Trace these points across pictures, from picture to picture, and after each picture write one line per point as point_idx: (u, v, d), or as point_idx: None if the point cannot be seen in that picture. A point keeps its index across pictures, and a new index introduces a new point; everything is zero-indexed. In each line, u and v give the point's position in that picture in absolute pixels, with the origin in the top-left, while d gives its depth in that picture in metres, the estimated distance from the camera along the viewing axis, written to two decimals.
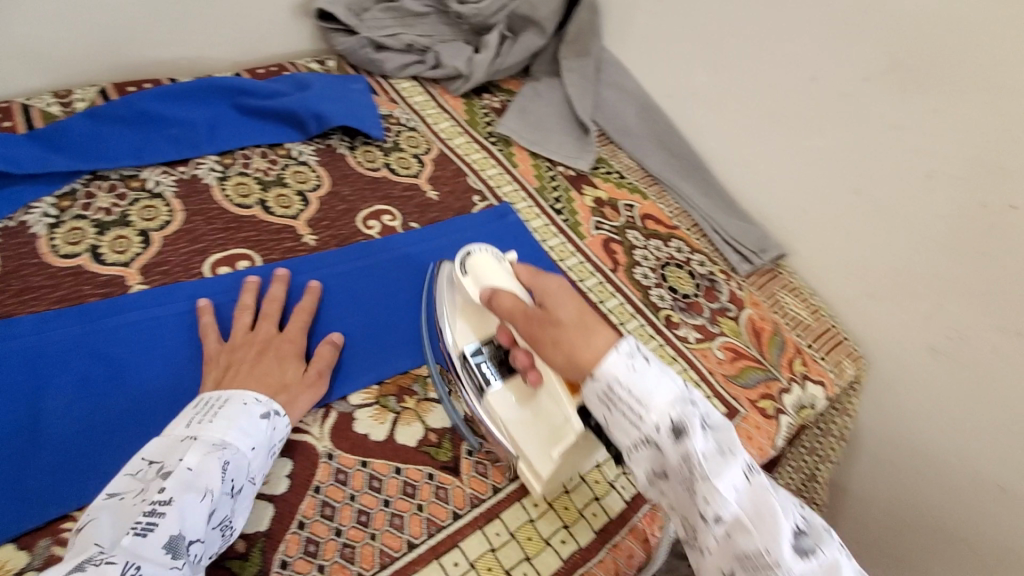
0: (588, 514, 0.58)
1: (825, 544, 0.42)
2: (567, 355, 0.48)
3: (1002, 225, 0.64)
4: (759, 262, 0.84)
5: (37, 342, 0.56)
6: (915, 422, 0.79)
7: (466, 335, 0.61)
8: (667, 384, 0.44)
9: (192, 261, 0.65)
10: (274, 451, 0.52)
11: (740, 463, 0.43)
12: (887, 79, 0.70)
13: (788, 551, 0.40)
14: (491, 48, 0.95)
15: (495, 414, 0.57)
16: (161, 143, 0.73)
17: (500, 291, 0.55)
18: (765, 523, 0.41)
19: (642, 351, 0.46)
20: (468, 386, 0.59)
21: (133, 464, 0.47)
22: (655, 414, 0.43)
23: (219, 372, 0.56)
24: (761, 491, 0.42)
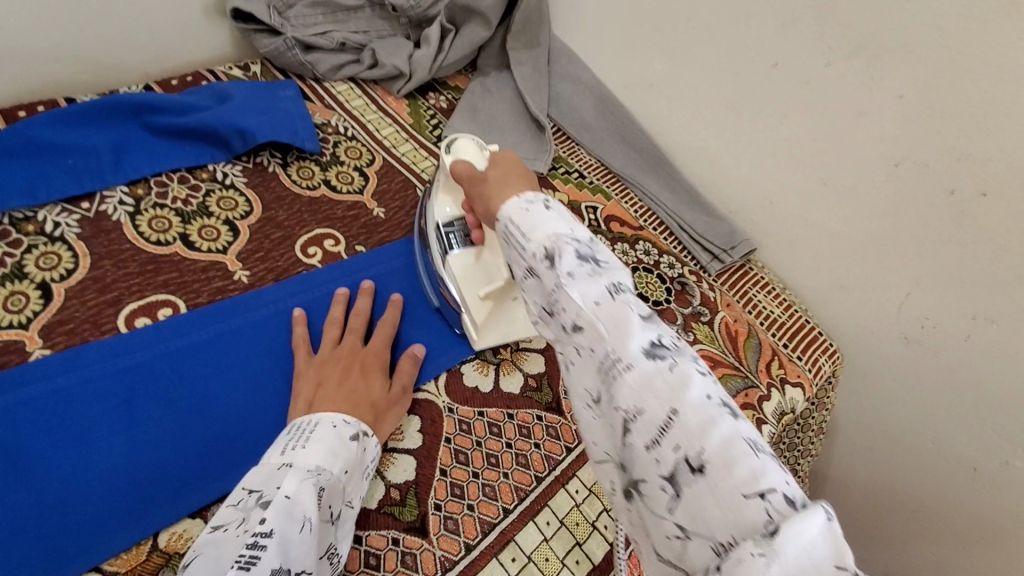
0: (570, 562, 0.53)
1: (688, 360, 0.36)
2: (485, 201, 0.50)
3: (974, 213, 0.62)
4: (729, 260, 0.81)
5: (21, 400, 0.50)
6: (893, 411, 0.77)
7: (445, 205, 0.63)
8: (553, 217, 0.42)
9: (103, 316, 0.56)
10: (366, 472, 0.50)
11: (608, 282, 0.39)
12: (852, 65, 0.66)
13: (636, 351, 0.36)
14: (432, 44, 0.87)
15: (448, 272, 0.60)
16: (59, 176, 0.63)
17: (461, 161, 0.57)
18: (617, 328, 0.37)
19: (538, 200, 0.44)
20: (433, 247, 0.62)
21: (236, 495, 0.44)
22: (532, 241, 0.41)
23: (309, 392, 0.53)
24: (625, 305, 0.38)
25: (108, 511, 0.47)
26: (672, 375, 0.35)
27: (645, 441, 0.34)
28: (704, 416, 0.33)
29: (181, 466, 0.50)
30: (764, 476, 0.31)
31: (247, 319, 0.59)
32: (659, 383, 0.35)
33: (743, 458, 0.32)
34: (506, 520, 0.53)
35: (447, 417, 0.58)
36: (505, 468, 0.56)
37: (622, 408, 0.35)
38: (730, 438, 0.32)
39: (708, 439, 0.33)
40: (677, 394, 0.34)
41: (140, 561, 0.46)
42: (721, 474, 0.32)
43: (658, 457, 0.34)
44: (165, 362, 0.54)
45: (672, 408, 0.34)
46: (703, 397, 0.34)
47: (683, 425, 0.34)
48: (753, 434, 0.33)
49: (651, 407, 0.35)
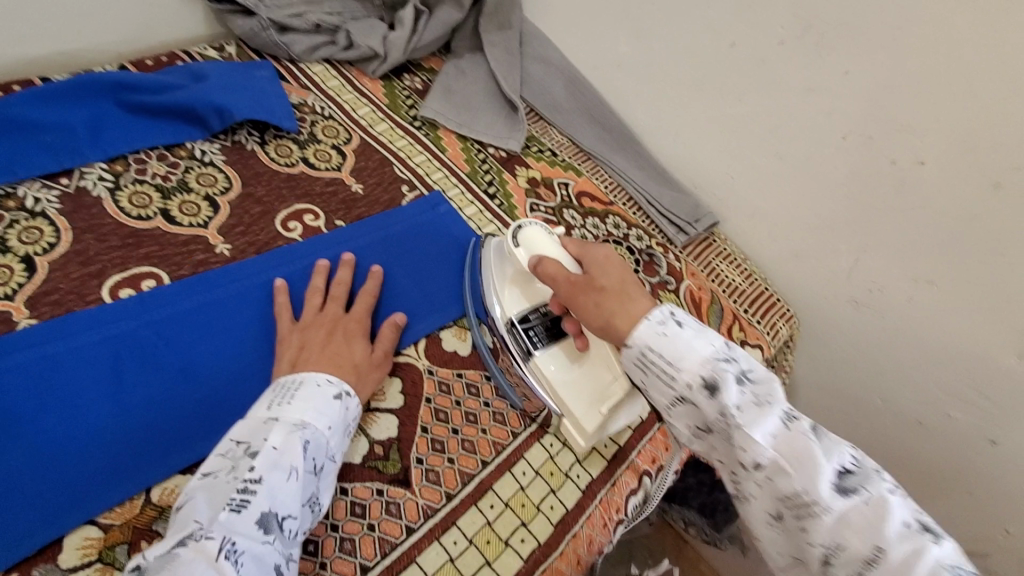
0: (545, 507, 0.56)
1: (875, 484, 0.42)
2: (605, 318, 0.52)
3: (914, 181, 0.67)
4: (694, 232, 0.85)
5: (9, 364, 0.51)
6: (847, 371, 0.82)
7: (515, 304, 0.62)
8: (699, 343, 0.48)
9: (87, 287, 0.57)
10: (349, 429, 0.52)
11: (779, 413, 0.45)
12: (803, 43, 0.70)
13: (827, 490, 0.42)
14: (406, 25, 0.89)
15: (544, 380, 0.59)
16: (36, 152, 0.63)
17: (548, 260, 0.57)
18: (800, 463, 0.43)
19: (669, 316, 0.49)
20: (513, 348, 0.61)
21: (223, 445, 0.47)
22: (685, 371, 0.47)
23: (292, 353, 0.56)
24: (799, 436, 0.44)
25: (102, 471, 0.49)
26: (867, 509, 0.41)
27: (850, 570, 0.41)
28: (910, 547, 0.39)
29: (170, 428, 0.52)
30: None
31: (230, 290, 0.61)
32: (856, 517, 0.41)
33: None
34: (484, 471, 0.56)
35: (428, 379, 0.61)
36: (484, 424, 0.59)
37: (821, 540, 0.42)
38: (933, 565, 0.38)
39: (913, 568, 0.38)
40: (875, 526, 0.40)
41: (135, 514, 0.48)
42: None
43: None
44: (153, 330, 0.56)
45: (876, 544, 0.40)
46: (902, 526, 0.40)
47: (888, 559, 0.39)
48: (950, 554, 0.39)
49: (854, 543, 0.41)
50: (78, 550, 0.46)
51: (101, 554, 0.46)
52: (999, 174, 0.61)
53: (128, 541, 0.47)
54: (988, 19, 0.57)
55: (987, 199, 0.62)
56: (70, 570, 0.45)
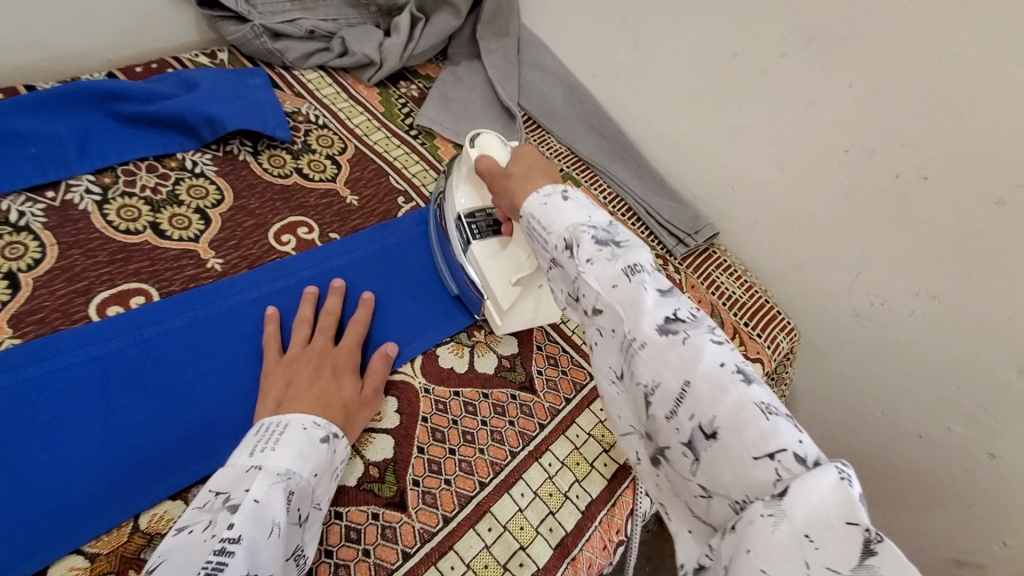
0: (544, 530, 0.55)
1: (701, 331, 0.39)
2: (509, 201, 0.55)
3: (917, 196, 0.66)
4: (694, 243, 0.85)
5: None
6: (846, 384, 0.82)
7: (464, 197, 0.66)
8: (572, 211, 0.47)
9: (74, 305, 0.56)
10: (335, 473, 0.50)
11: (623, 263, 0.42)
12: (805, 55, 0.69)
13: (650, 328, 0.39)
14: (402, 33, 0.88)
15: (473, 258, 0.63)
16: (21, 164, 0.62)
17: (484, 156, 0.62)
18: (633, 308, 0.40)
19: (556, 190, 0.49)
20: (454, 237, 0.65)
21: (201, 497, 0.44)
22: (553, 233, 0.46)
23: (278, 390, 0.53)
24: (639, 286, 0.41)
25: (86, 499, 0.47)
26: (684, 349, 0.38)
27: (664, 412, 0.38)
28: (717, 385, 0.36)
29: (156, 452, 0.51)
30: (774, 434, 0.33)
31: (220, 307, 0.59)
32: (672, 355, 0.38)
33: (753, 422, 0.34)
34: (482, 493, 0.55)
35: (424, 398, 0.60)
36: (481, 444, 0.58)
37: (643, 382, 0.39)
38: (742, 404, 0.35)
39: (719, 406, 0.35)
40: (689, 365, 0.37)
41: (122, 542, 0.47)
42: (732, 438, 0.34)
43: (677, 425, 0.37)
44: (140, 350, 0.55)
45: (685, 380, 0.37)
46: (715, 366, 0.36)
47: (694, 394, 0.36)
48: (767, 398, 0.35)
49: (667, 379, 0.37)
50: None
51: None
52: (1001, 192, 0.60)
53: (116, 570, 0.45)
54: (991, 34, 0.57)
55: (992, 215, 0.61)
56: None
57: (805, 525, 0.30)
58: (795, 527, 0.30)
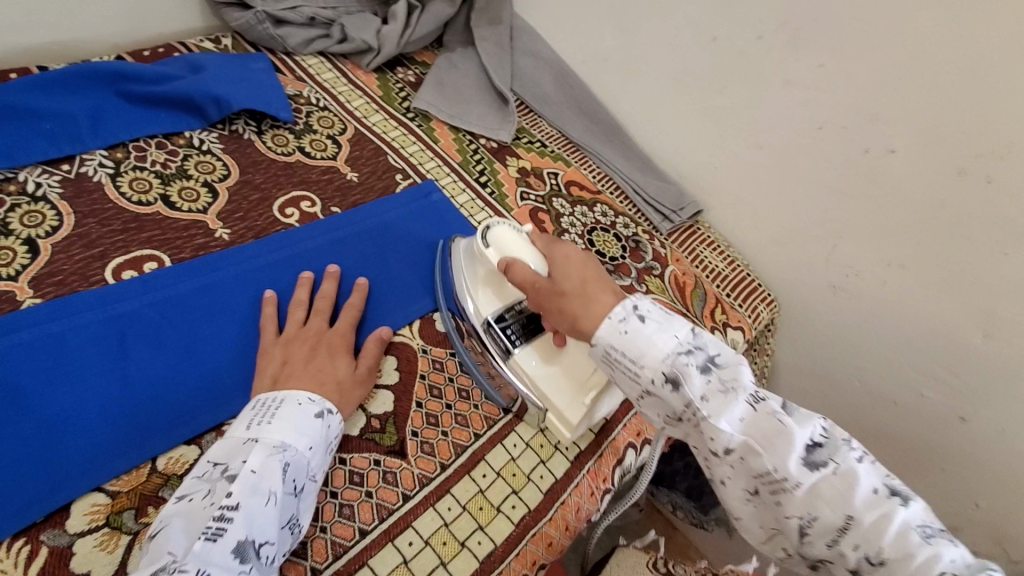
0: (535, 477, 0.59)
1: (842, 455, 0.44)
2: (571, 323, 0.52)
3: (884, 168, 0.70)
4: (679, 220, 0.88)
5: (18, 341, 0.53)
6: (822, 353, 0.86)
7: (489, 301, 0.62)
8: (659, 336, 0.48)
9: (91, 269, 0.59)
10: (330, 447, 0.52)
11: (744, 396, 0.46)
12: (780, 37, 0.73)
13: (796, 466, 0.43)
14: (399, 19, 0.92)
15: (520, 372, 0.60)
16: (37, 139, 0.65)
17: (515, 264, 0.57)
18: (772, 446, 0.44)
19: (628, 309, 0.50)
20: (492, 347, 0.61)
21: (200, 467, 0.47)
22: (648, 367, 0.48)
23: (275, 368, 0.56)
24: (768, 417, 0.45)
25: (106, 443, 0.51)
26: (837, 479, 0.43)
27: (826, 541, 0.43)
28: (879, 514, 0.42)
29: (172, 402, 0.54)
30: (941, 553, 0.40)
31: (229, 272, 0.63)
32: (827, 489, 0.43)
33: (918, 548, 0.40)
34: (476, 443, 0.59)
35: (421, 357, 0.64)
36: (476, 400, 0.62)
37: (796, 515, 0.44)
38: (903, 530, 0.41)
39: (883, 537, 0.41)
40: (846, 497, 0.42)
41: (141, 481, 0.50)
42: (900, 563, 0.40)
43: (840, 551, 0.43)
44: (154, 310, 0.58)
45: (847, 513, 0.42)
46: (871, 494, 0.42)
47: (859, 527, 0.42)
48: (916, 513, 0.42)
49: (826, 514, 0.43)
50: (85, 515, 0.48)
51: (108, 519, 0.48)
52: (961, 161, 0.64)
53: (135, 507, 0.49)
54: (951, 13, 0.61)
55: (953, 183, 0.66)
56: (78, 535, 0.47)
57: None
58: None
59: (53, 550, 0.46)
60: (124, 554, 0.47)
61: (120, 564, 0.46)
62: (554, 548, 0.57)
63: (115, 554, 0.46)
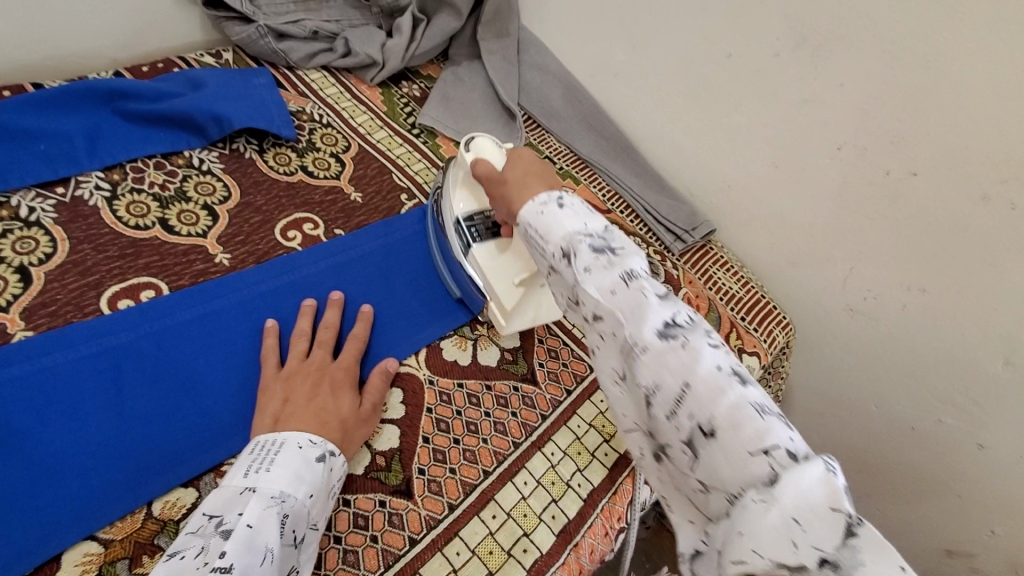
0: (547, 517, 0.57)
1: (699, 334, 0.39)
2: (505, 203, 0.54)
3: (907, 192, 0.68)
4: (691, 239, 0.86)
5: (11, 377, 0.51)
6: (838, 376, 0.84)
7: (462, 201, 0.66)
8: (568, 219, 0.46)
9: (85, 298, 0.57)
10: (332, 492, 0.50)
11: (620, 271, 0.42)
12: (798, 56, 0.71)
13: (650, 334, 0.39)
14: (405, 32, 0.89)
15: (475, 264, 0.64)
16: (31, 160, 0.63)
17: (482, 161, 0.61)
18: (635, 314, 0.41)
19: (553, 197, 0.48)
20: (454, 240, 0.65)
21: (194, 521, 0.44)
22: (551, 242, 0.46)
23: (276, 406, 0.53)
24: (637, 291, 0.41)
25: (98, 485, 0.48)
26: (684, 353, 0.38)
27: (665, 413, 0.38)
28: (715, 386, 0.37)
29: (169, 440, 0.52)
30: (770, 433, 0.34)
31: (229, 300, 0.60)
32: (671, 359, 0.38)
33: (750, 421, 0.35)
34: (485, 481, 0.57)
35: (428, 389, 0.62)
36: (484, 434, 0.59)
37: (643, 383, 0.39)
38: (737, 405, 0.36)
39: (717, 406, 0.36)
40: (689, 368, 0.38)
41: (136, 528, 0.48)
42: (730, 435, 0.35)
43: (677, 424, 0.38)
44: (150, 342, 0.56)
45: (684, 381, 0.37)
46: (712, 369, 0.37)
47: (694, 395, 0.37)
48: (761, 397, 0.36)
49: (666, 381, 0.38)
50: (77, 566, 0.45)
51: (101, 569, 0.46)
52: (987, 187, 0.62)
53: (130, 555, 0.47)
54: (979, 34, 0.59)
55: (978, 209, 0.63)
56: None
57: (794, 511, 0.31)
58: (784, 511, 0.31)
59: None
60: None
61: None
62: None
63: None
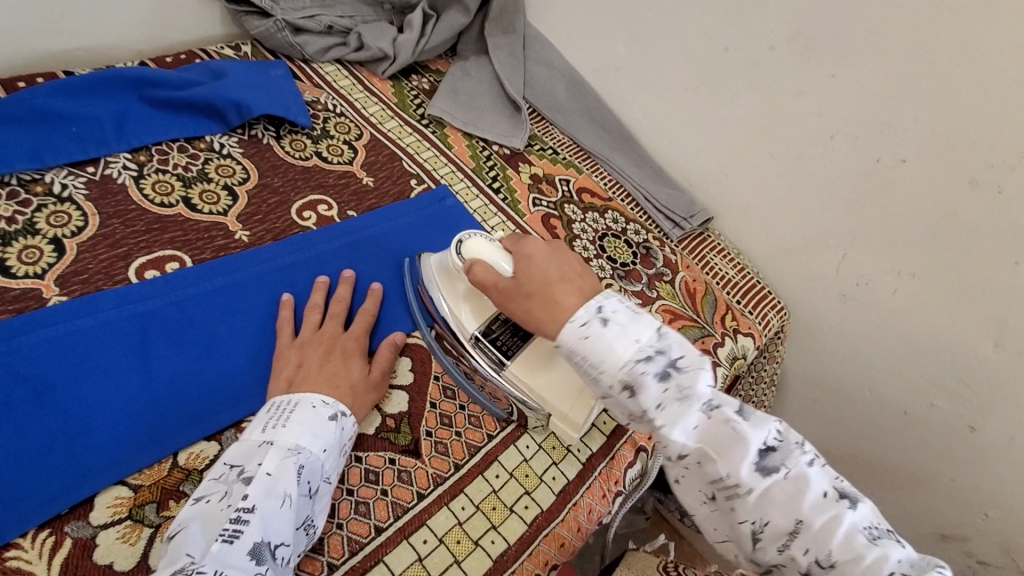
0: (548, 478, 0.59)
1: (795, 460, 0.47)
2: (534, 321, 0.53)
3: (896, 178, 0.71)
4: (689, 227, 0.89)
5: (49, 337, 0.54)
6: (831, 360, 0.87)
7: (471, 319, 0.60)
8: (619, 343, 0.49)
9: (115, 268, 0.60)
10: (344, 449, 0.52)
11: (699, 405, 0.48)
12: (791, 48, 0.74)
13: (749, 471, 0.47)
14: (415, 28, 0.93)
15: (519, 383, 0.58)
16: (64, 141, 0.67)
17: (481, 267, 0.57)
18: (725, 452, 0.47)
19: (594, 313, 0.50)
20: (483, 363, 0.59)
21: (217, 469, 0.47)
22: (607, 372, 0.49)
23: (290, 371, 0.56)
24: (722, 425, 0.48)
25: (129, 439, 0.52)
26: (786, 484, 0.46)
27: (774, 541, 0.47)
28: (826, 517, 0.45)
29: (192, 400, 0.55)
30: (887, 558, 0.43)
31: (248, 272, 0.64)
32: (777, 494, 0.46)
33: (865, 550, 0.44)
34: (489, 445, 0.59)
35: (435, 359, 0.65)
36: (488, 402, 0.63)
37: (747, 517, 0.48)
38: (847, 533, 0.44)
39: (833, 538, 0.44)
40: (793, 501, 0.46)
41: (163, 476, 0.51)
42: (848, 563, 0.44)
43: (788, 551, 0.46)
44: (176, 309, 0.59)
45: (796, 517, 0.46)
46: (817, 500, 0.45)
47: (807, 529, 0.45)
48: (863, 516, 0.45)
49: (774, 515, 0.46)
50: (108, 508, 0.49)
51: (131, 512, 0.49)
52: (974, 171, 0.65)
53: (157, 500, 0.50)
54: (962, 25, 0.62)
55: (965, 194, 0.66)
56: (101, 526, 0.48)
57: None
58: None
59: (76, 541, 0.47)
60: (145, 546, 0.48)
61: (142, 556, 0.47)
62: (567, 549, 0.57)
63: (137, 546, 0.47)
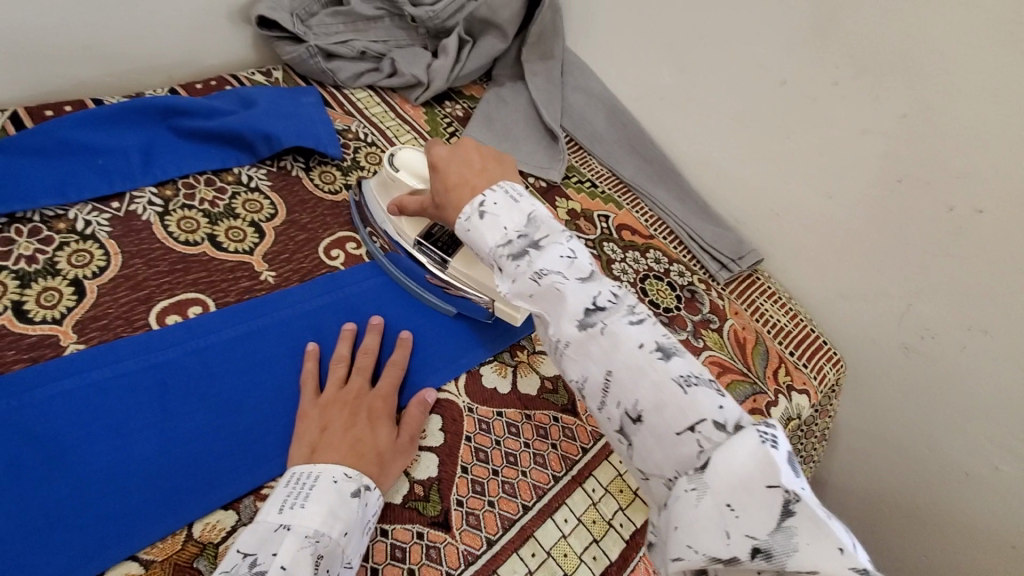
0: (588, 558, 0.55)
1: (617, 317, 0.43)
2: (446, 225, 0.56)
3: (972, 229, 0.65)
4: (737, 269, 0.84)
5: (65, 388, 0.51)
6: (888, 418, 0.80)
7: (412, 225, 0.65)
8: (486, 229, 0.50)
9: (135, 313, 0.57)
10: (366, 529, 0.48)
11: (535, 271, 0.47)
12: (855, 84, 0.69)
13: (571, 329, 0.44)
14: (450, 54, 0.90)
15: (459, 275, 0.63)
16: (90, 174, 0.64)
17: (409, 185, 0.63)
18: (555, 309, 0.45)
19: (474, 207, 0.52)
20: (433, 266, 0.64)
21: (228, 559, 0.42)
22: (483, 254, 0.51)
23: (313, 435, 0.52)
24: (552, 286, 0.45)
25: (142, 504, 0.48)
26: (603, 340, 0.43)
27: (597, 403, 0.43)
28: (634, 368, 0.41)
29: (210, 460, 0.52)
30: (694, 408, 0.39)
31: (273, 318, 0.61)
32: (594, 349, 0.43)
33: (669, 401, 0.39)
34: (525, 517, 0.55)
35: (467, 416, 0.60)
36: (523, 466, 0.58)
37: (574, 377, 0.44)
38: (656, 386, 0.40)
39: (638, 389, 0.41)
40: (609, 354, 0.42)
41: (176, 550, 0.47)
42: (654, 417, 0.40)
43: (608, 413, 0.43)
44: (196, 359, 0.56)
45: (608, 369, 0.42)
46: (632, 355, 0.42)
47: (617, 381, 0.42)
48: (681, 369, 0.41)
49: (592, 371, 0.43)
50: None
51: None
52: None
53: None
54: None
55: None
56: None
57: (728, 496, 0.35)
58: (718, 499, 0.35)
59: None
60: None
61: None
62: None
63: None
